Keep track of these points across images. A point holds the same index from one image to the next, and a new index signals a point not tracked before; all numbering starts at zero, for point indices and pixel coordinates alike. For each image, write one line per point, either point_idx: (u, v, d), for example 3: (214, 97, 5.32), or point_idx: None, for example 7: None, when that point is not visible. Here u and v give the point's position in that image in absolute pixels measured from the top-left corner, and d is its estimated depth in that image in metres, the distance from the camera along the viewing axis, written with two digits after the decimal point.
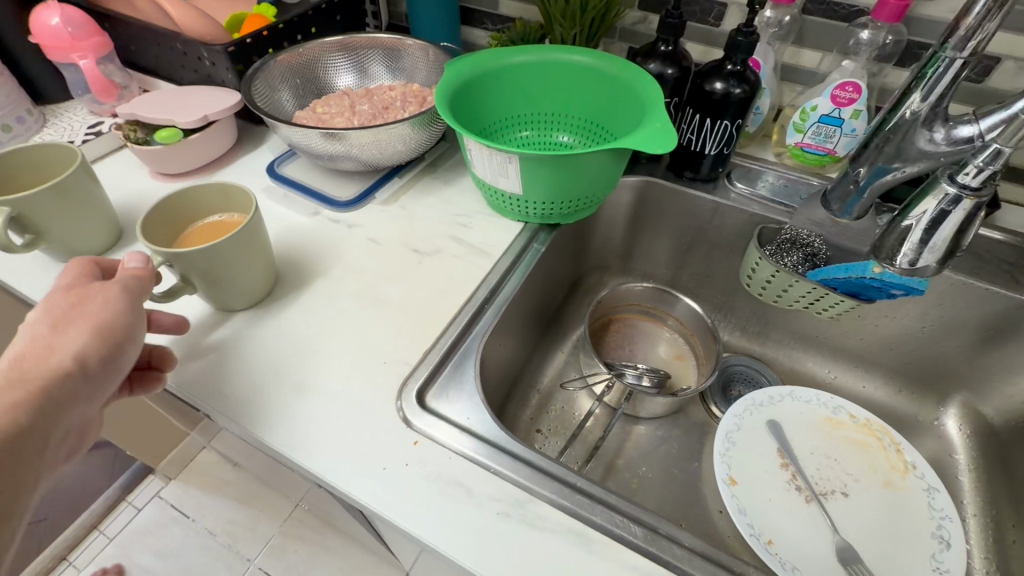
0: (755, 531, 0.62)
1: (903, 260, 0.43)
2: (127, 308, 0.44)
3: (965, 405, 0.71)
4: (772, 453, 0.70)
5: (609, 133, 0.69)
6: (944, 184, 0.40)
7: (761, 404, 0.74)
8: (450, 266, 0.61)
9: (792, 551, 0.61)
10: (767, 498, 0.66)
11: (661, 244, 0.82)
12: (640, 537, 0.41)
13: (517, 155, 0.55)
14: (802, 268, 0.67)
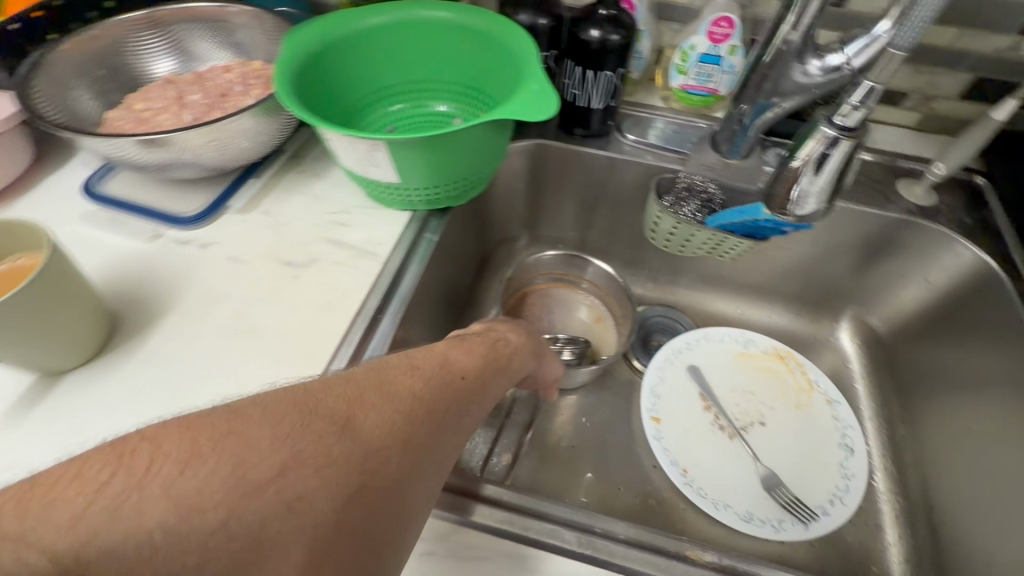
0: (686, 477, 0.64)
1: (792, 209, 0.43)
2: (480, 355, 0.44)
3: (856, 317, 0.76)
4: (695, 398, 0.72)
5: (489, 98, 0.63)
6: (824, 126, 0.39)
7: (680, 351, 0.76)
8: (332, 275, 0.53)
9: (722, 487, 0.64)
10: (695, 443, 0.68)
11: (566, 206, 0.79)
12: (575, 543, 0.40)
13: (384, 141, 0.47)
14: (701, 214, 0.66)
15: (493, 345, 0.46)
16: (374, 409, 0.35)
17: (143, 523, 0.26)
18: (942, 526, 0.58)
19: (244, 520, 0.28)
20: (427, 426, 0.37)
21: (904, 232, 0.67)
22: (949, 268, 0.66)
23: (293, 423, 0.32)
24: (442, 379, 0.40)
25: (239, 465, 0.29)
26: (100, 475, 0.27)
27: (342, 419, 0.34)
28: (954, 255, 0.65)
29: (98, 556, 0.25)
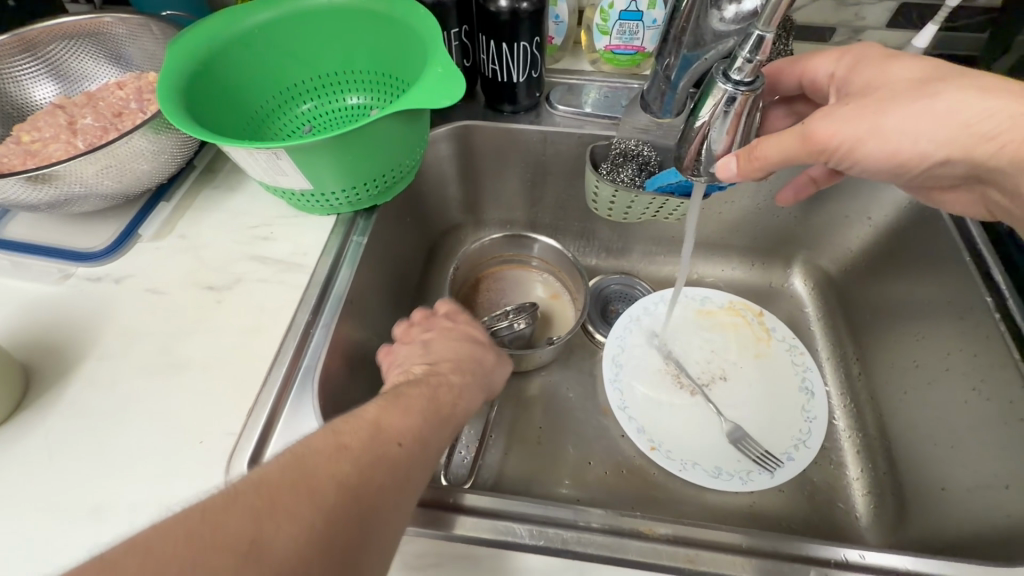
0: (653, 443, 0.65)
1: (702, 168, 0.45)
2: (427, 410, 0.39)
3: (807, 262, 0.76)
4: (657, 361, 0.72)
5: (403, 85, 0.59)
6: (721, 84, 0.40)
7: (639, 317, 0.75)
8: (259, 295, 0.51)
9: (689, 447, 0.65)
10: (660, 406, 0.68)
11: (506, 186, 0.76)
12: (528, 536, 0.42)
13: (284, 148, 0.44)
14: (639, 178, 0.65)
15: (436, 395, 0.41)
16: (297, 509, 0.29)
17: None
18: (897, 458, 0.60)
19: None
20: (363, 514, 0.31)
21: None
22: (886, 203, 0.65)
23: (188, 560, 0.26)
24: (375, 450, 0.34)
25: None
26: None
27: (254, 534, 0.27)
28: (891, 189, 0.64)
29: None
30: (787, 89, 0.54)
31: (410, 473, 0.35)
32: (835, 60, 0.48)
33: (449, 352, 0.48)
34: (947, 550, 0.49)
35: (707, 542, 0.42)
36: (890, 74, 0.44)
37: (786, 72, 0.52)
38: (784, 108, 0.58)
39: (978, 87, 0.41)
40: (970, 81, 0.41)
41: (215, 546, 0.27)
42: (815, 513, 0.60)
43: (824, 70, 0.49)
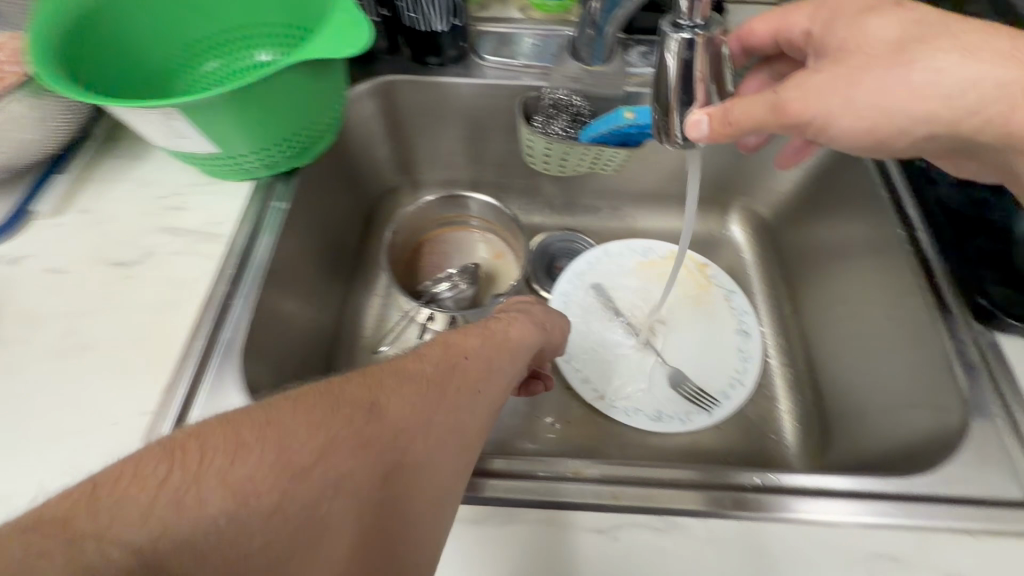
0: (598, 394, 0.67)
1: (676, 131, 0.44)
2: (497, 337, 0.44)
3: (744, 208, 0.76)
4: (601, 313, 0.72)
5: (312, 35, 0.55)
6: (674, 34, 0.41)
7: (584, 272, 0.75)
8: (172, 268, 0.48)
9: (634, 392, 0.67)
10: (605, 356, 0.69)
11: (442, 145, 0.74)
12: (482, 489, 0.41)
13: (176, 106, 0.41)
14: (573, 129, 0.64)
15: (491, 330, 0.45)
16: (395, 394, 0.35)
17: (205, 516, 0.26)
18: (823, 391, 0.63)
19: (296, 504, 0.28)
20: (447, 408, 0.36)
21: None
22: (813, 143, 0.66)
23: (324, 410, 0.32)
24: (449, 361, 0.39)
25: (282, 452, 0.29)
26: (158, 472, 0.26)
27: (370, 399, 0.33)
28: None
29: (169, 552, 0.25)
30: (765, 47, 0.53)
31: (489, 378, 0.40)
32: (812, 16, 0.47)
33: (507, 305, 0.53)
34: (861, 469, 0.52)
35: (650, 479, 0.41)
36: (867, 34, 0.41)
37: (761, 29, 0.51)
38: (765, 72, 0.57)
39: (959, 49, 0.38)
40: (948, 39, 0.39)
41: (338, 410, 0.32)
42: (750, 447, 0.63)
43: (801, 26, 0.48)
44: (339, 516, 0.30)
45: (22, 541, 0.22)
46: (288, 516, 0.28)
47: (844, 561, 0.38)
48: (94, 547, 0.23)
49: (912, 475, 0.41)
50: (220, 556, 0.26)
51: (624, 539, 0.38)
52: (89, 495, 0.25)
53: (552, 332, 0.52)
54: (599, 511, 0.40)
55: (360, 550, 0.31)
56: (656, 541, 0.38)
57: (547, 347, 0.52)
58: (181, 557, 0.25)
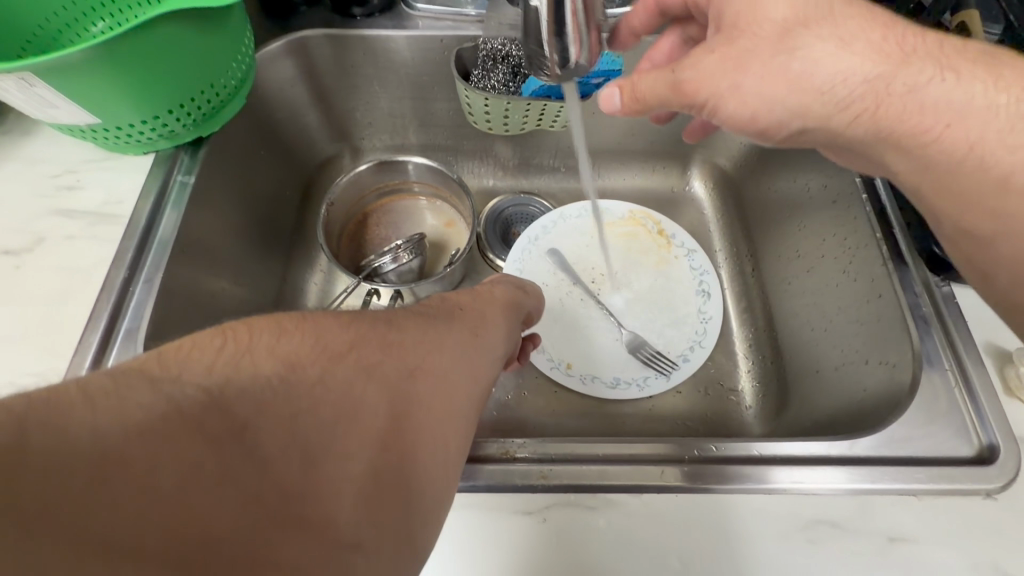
0: (556, 363, 0.62)
1: (556, 58, 0.37)
2: (486, 297, 0.42)
3: (704, 162, 0.72)
4: (558, 279, 0.67)
5: None
6: None
7: (538, 237, 0.70)
8: (66, 255, 0.44)
9: (593, 358, 0.63)
10: (562, 323, 0.64)
11: (379, 107, 0.68)
12: None
13: (29, 75, 0.36)
14: (514, 83, 0.59)
15: (484, 292, 0.43)
16: (416, 315, 0.34)
17: (259, 375, 0.25)
18: (782, 348, 0.61)
19: (334, 381, 0.26)
20: (464, 332, 0.35)
21: None
22: None
23: (354, 316, 0.31)
24: (451, 303, 0.38)
25: (320, 340, 0.28)
26: (213, 341, 0.26)
27: (390, 317, 0.33)
28: None
29: (227, 397, 0.23)
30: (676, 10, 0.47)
31: (489, 325, 0.38)
32: None
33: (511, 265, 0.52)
34: (817, 431, 0.51)
35: (581, 458, 0.38)
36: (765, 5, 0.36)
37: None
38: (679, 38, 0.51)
39: (835, 38, 0.35)
40: (832, 27, 0.35)
41: (367, 319, 0.31)
42: (708, 409, 0.61)
43: None
44: (376, 398, 0.27)
45: (96, 376, 0.22)
46: (329, 391, 0.26)
47: (786, 531, 0.35)
48: (158, 387, 0.22)
49: (857, 437, 0.39)
50: (272, 412, 0.24)
51: (554, 519, 0.36)
52: (150, 356, 0.24)
53: (530, 292, 0.48)
54: (528, 493, 0.37)
55: (402, 442, 0.27)
56: (589, 520, 0.36)
57: (532, 310, 0.47)
58: (240, 404, 0.23)
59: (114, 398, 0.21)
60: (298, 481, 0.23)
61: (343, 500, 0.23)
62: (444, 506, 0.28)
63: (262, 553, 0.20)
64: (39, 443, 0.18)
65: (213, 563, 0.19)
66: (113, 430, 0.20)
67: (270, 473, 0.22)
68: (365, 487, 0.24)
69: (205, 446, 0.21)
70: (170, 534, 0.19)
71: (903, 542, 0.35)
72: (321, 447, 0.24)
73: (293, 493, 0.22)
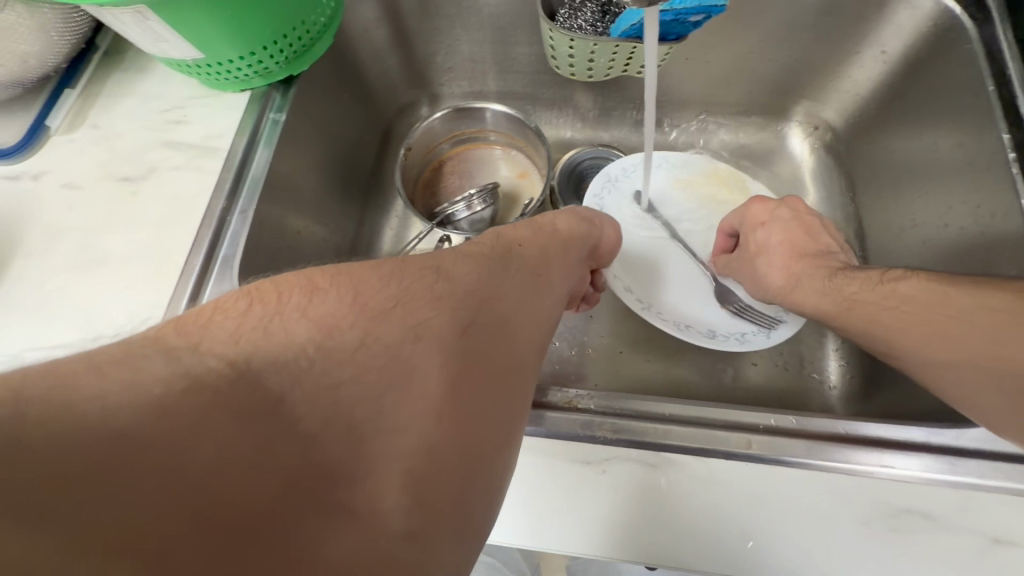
0: (645, 304, 0.55)
1: None
2: (547, 232, 0.41)
3: (809, 116, 0.65)
4: (642, 223, 0.59)
5: None
6: None
7: (620, 177, 0.61)
8: (174, 183, 0.48)
9: (688, 305, 0.55)
10: (648, 265, 0.57)
11: (460, 49, 0.67)
12: None
13: (145, 6, 0.38)
14: (602, 23, 0.55)
15: (545, 225, 0.42)
16: (461, 264, 0.34)
17: (292, 341, 0.26)
18: None
19: (376, 344, 0.27)
20: (515, 281, 0.35)
21: None
22: (904, 27, 0.53)
23: (389, 275, 0.32)
24: (504, 243, 0.38)
25: (357, 301, 0.29)
26: (241, 305, 0.27)
27: (436, 265, 0.34)
28: (910, 10, 0.52)
29: (254, 364, 0.24)
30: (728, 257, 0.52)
31: (547, 260, 0.39)
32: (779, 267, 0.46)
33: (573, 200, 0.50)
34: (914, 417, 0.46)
35: (646, 414, 0.37)
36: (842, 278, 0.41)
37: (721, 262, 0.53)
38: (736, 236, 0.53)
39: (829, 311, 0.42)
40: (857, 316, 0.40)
41: (408, 272, 0.32)
42: (786, 384, 0.57)
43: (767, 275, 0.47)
44: (424, 359, 0.27)
45: (115, 345, 0.23)
46: (370, 357, 0.26)
47: (865, 516, 0.33)
48: (184, 354, 0.23)
49: (967, 425, 0.35)
50: (307, 384, 0.24)
51: (614, 472, 0.35)
52: (177, 324, 0.26)
53: (603, 231, 0.46)
54: (588, 443, 0.36)
55: (455, 403, 0.26)
56: (649, 479, 0.35)
57: (603, 243, 0.46)
58: (271, 376, 0.24)
59: (131, 369, 0.22)
60: (343, 460, 0.23)
61: (394, 479, 0.23)
62: (501, 478, 0.27)
63: (307, 539, 0.20)
64: (53, 417, 0.19)
65: (250, 544, 0.19)
66: (133, 401, 0.20)
67: (312, 450, 0.22)
68: (418, 459, 0.24)
69: (237, 415, 0.22)
70: (199, 511, 0.19)
71: (1010, 544, 0.32)
72: (367, 416, 0.24)
73: (337, 474, 0.22)
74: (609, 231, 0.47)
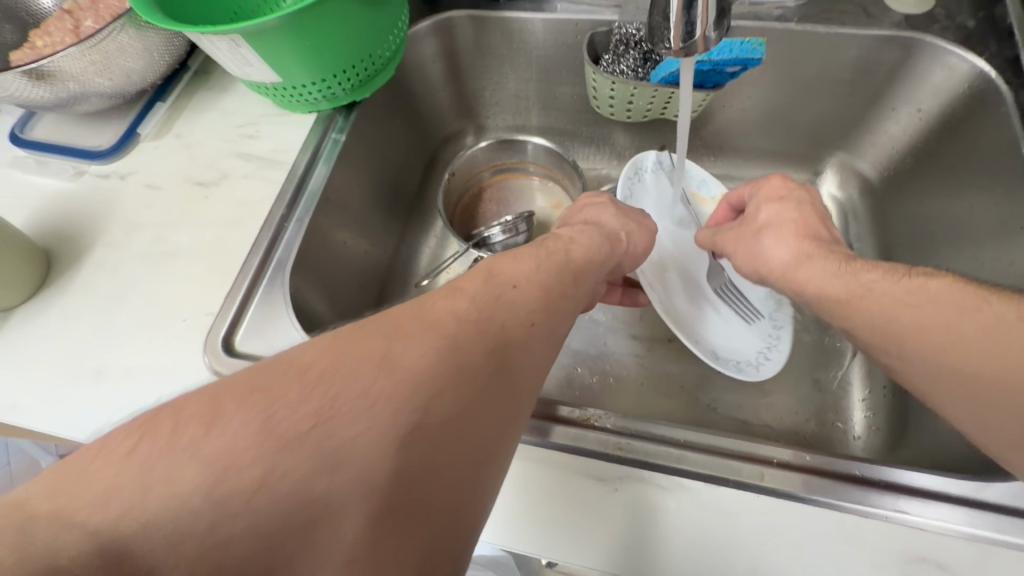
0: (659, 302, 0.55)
1: (676, 37, 0.35)
2: (560, 258, 0.40)
3: (843, 167, 0.66)
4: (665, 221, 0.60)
5: None
6: None
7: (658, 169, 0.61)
8: (242, 189, 0.53)
9: (693, 320, 0.56)
10: (663, 267, 0.58)
11: (508, 85, 0.71)
12: None
13: (240, 34, 0.43)
14: (643, 68, 0.58)
15: (562, 249, 0.42)
16: (416, 337, 0.30)
17: (175, 495, 0.22)
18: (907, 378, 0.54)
19: (281, 485, 0.23)
20: (484, 359, 0.31)
21: (890, 54, 0.56)
22: (939, 86, 0.55)
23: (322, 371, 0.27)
24: (494, 291, 0.35)
25: (273, 416, 0.25)
26: (126, 444, 0.24)
27: (386, 348, 0.29)
28: (947, 71, 0.54)
29: (125, 538, 0.21)
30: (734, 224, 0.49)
31: (545, 305, 0.36)
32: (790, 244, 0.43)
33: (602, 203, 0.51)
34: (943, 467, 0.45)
35: (661, 439, 0.37)
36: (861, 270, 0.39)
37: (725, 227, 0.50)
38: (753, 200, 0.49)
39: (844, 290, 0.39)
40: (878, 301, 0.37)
41: (352, 354, 0.28)
42: (806, 429, 0.57)
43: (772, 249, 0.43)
44: (343, 497, 0.24)
45: None
46: (275, 502, 0.23)
47: (878, 561, 0.33)
48: (40, 533, 0.20)
49: (988, 479, 0.34)
50: (190, 548, 0.21)
51: (626, 491, 0.36)
52: (53, 476, 0.22)
53: (630, 248, 0.48)
54: (603, 460, 0.37)
55: (379, 538, 0.24)
56: (660, 500, 0.36)
57: (625, 260, 0.48)
58: (142, 551, 0.21)
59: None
60: None
61: None
62: None
63: None
64: None
65: None
66: None
67: None
68: None
69: None
70: None
71: None
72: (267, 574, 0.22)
73: None
74: (643, 240, 0.49)
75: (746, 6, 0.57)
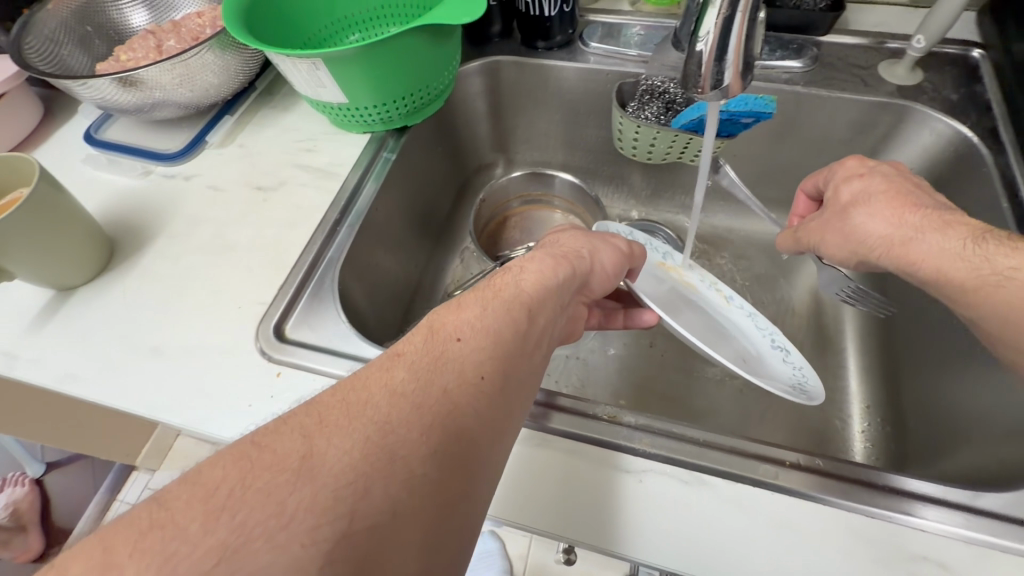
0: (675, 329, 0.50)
1: (707, 83, 0.41)
2: (508, 289, 0.39)
3: None
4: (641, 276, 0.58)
5: (419, 9, 0.64)
6: None
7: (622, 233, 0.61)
8: (298, 196, 0.58)
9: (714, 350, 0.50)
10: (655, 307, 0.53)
11: (539, 125, 0.78)
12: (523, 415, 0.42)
13: (321, 58, 0.50)
14: (665, 116, 0.65)
15: (511, 284, 0.39)
16: (340, 432, 0.27)
17: None
18: (906, 411, 0.58)
19: None
20: (420, 446, 0.28)
21: (884, 118, 0.63)
22: (929, 146, 0.62)
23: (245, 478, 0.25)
24: (436, 349, 0.33)
25: (205, 525, 0.23)
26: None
27: (310, 443, 0.27)
28: (934, 134, 0.61)
29: None
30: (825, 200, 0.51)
31: (485, 350, 0.34)
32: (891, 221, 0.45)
33: (560, 238, 0.48)
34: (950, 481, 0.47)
35: (688, 439, 0.40)
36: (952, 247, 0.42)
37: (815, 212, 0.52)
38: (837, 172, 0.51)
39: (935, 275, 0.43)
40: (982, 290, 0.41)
41: (265, 465, 0.26)
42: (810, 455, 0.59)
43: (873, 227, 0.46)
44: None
45: None
46: None
47: (885, 557, 0.35)
48: None
49: (983, 490, 0.37)
50: None
51: (650, 484, 0.39)
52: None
53: (596, 271, 0.45)
54: (629, 454, 0.40)
55: None
56: (683, 494, 0.38)
57: (592, 278, 0.45)
58: None
59: None
60: None
61: None
62: None
63: None
64: None
65: None
66: None
67: None
68: None
69: None
70: None
71: None
72: None
73: None
74: (609, 258, 0.47)
75: (758, 69, 0.64)
